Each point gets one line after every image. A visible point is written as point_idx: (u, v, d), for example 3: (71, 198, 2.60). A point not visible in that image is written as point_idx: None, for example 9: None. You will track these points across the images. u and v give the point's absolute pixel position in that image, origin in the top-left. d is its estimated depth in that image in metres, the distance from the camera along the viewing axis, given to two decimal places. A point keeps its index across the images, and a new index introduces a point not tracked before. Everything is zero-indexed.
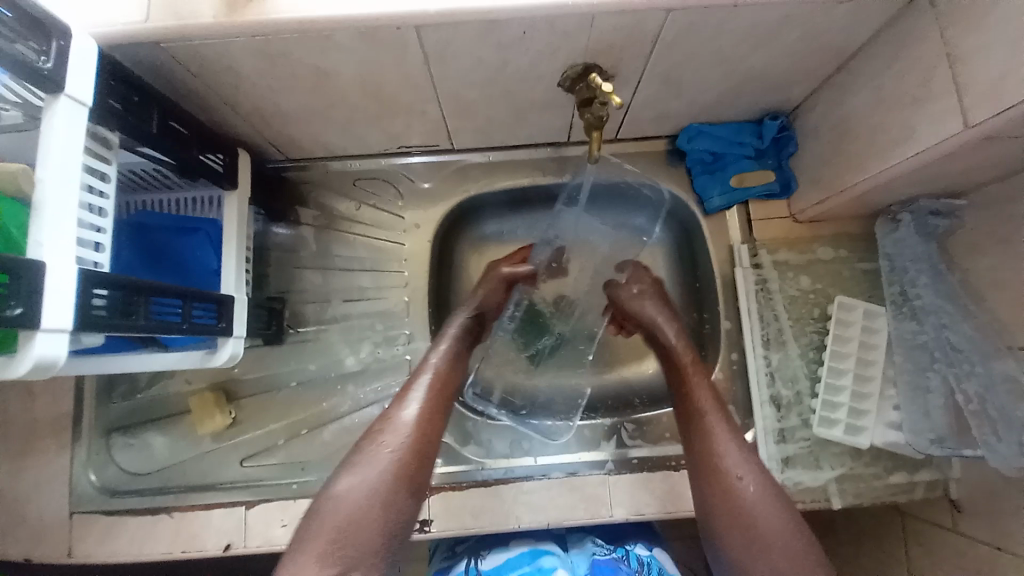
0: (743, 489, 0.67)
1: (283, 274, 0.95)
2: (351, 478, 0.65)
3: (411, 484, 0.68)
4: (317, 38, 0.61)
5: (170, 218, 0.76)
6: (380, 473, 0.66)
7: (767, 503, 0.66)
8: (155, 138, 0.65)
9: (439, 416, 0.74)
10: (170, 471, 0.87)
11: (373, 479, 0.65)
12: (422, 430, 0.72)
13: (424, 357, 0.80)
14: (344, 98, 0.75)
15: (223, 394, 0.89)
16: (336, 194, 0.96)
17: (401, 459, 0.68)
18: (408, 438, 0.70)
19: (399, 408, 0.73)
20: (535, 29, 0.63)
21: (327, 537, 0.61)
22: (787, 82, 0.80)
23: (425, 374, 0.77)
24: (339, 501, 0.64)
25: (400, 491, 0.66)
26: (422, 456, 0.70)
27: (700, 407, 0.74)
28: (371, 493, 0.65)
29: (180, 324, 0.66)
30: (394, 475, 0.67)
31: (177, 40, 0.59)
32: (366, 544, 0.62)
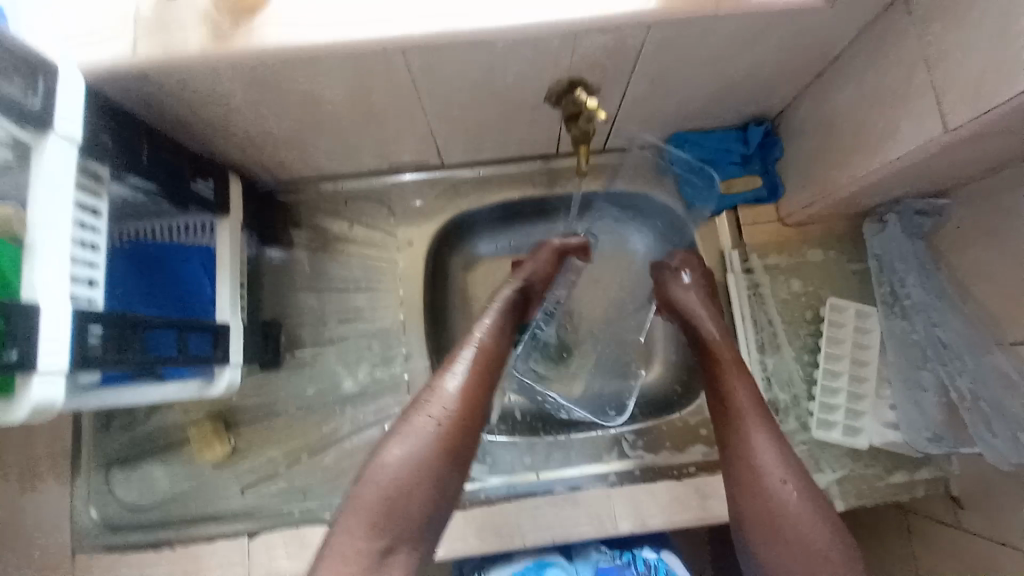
0: (781, 482, 0.66)
1: (279, 297, 0.95)
2: (400, 446, 0.64)
3: (456, 460, 0.66)
4: (307, 63, 0.62)
5: (165, 247, 0.75)
6: (422, 445, 0.64)
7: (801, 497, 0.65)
8: (146, 170, 0.65)
9: (483, 389, 0.71)
10: (169, 504, 0.86)
11: (411, 455, 0.63)
12: (462, 405, 0.68)
13: (468, 330, 0.77)
14: (335, 119, 0.76)
15: (222, 424, 0.88)
16: (330, 214, 0.97)
17: (446, 430, 0.66)
18: (451, 408, 0.68)
19: (444, 377, 0.71)
20: (520, 49, 0.65)
21: (372, 509, 0.60)
22: (769, 88, 0.81)
23: (471, 348, 0.74)
24: (385, 466, 0.63)
25: (448, 465, 0.65)
26: (468, 431, 0.68)
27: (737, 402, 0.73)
28: (415, 466, 0.63)
29: (174, 357, 0.66)
30: (436, 450, 0.64)
31: (166, 70, 0.60)
32: (408, 518, 0.61)
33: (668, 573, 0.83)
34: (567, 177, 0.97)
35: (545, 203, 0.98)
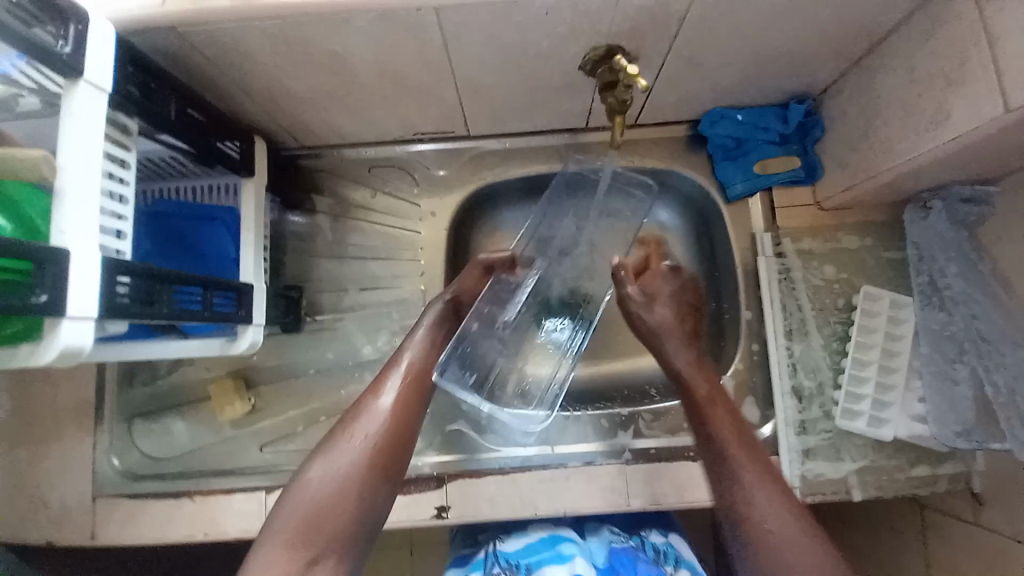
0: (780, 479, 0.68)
1: (300, 263, 0.94)
2: (324, 465, 0.64)
3: (388, 476, 0.67)
4: (334, 20, 0.61)
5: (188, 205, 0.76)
6: (353, 465, 0.64)
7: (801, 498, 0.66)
8: (172, 125, 0.65)
9: (406, 418, 0.71)
10: (192, 456, 0.89)
11: (347, 471, 0.64)
12: (389, 426, 0.69)
13: (394, 354, 0.77)
14: (362, 81, 0.74)
15: (244, 381, 0.90)
16: (352, 181, 0.95)
17: (369, 450, 0.66)
18: (384, 424, 0.69)
19: (374, 396, 0.71)
20: (558, 10, 0.62)
21: (293, 527, 0.59)
22: (814, 65, 0.77)
23: (396, 367, 0.74)
24: (309, 487, 0.62)
25: (378, 484, 0.65)
26: (393, 445, 0.68)
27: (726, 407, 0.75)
28: (344, 484, 0.63)
29: (201, 312, 0.66)
30: (363, 460, 0.65)
31: (195, 24, 0.59)
32: (338, 531, 0.60)
33: (678, 557, 0.83)
34: (595, 151, 0.94)
35: None
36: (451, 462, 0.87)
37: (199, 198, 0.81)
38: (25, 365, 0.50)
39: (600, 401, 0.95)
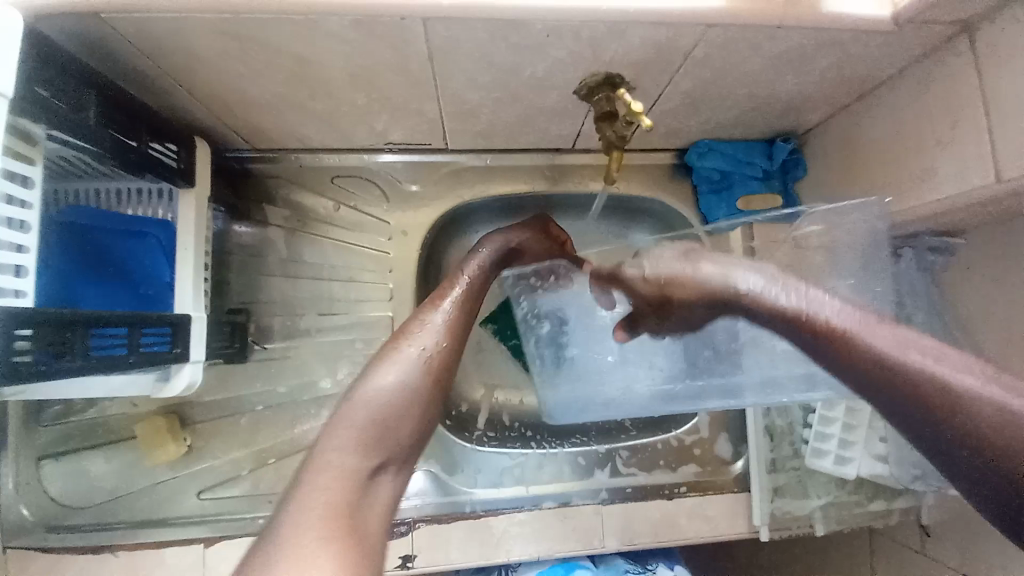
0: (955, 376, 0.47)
1: (246, 282, 0.83)
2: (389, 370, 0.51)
3: (448, 391, 0.54)
4: (302, 23, 0.52)
5: (112, 219, 0.63)
6: (418, 379, 0.51)
7: (996, 392, 0.46)
8: (92, 132, 0.54)
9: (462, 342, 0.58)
10: (113, 505, 0.77)
11: (413, 383, 0.50)
12: (450, 343, 0.56)
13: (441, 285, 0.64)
14: (331, 89, 0.65)
15: (177, 420, 0.78)
16: (311, 191, 0.85)
17: (433, 364, 0.53)
18: (444, 340, 0.55)
19: (427, 317, 0.57)
20: (558, 35, 0.56)
21: (362, 430, 0.46)
22: (804, 108, 0.76)
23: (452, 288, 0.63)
24: (376, 392, 0.49)
25: (439, 396, 0.52)
26: (450, 363, 0.55)
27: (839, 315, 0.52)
28: (414, 398, 0.50)
29: (125, 357, 0.55)
30: (432, 370, 0.52)
31: (121, 13, 0.48)
32: (403, 438, 0.47)
33: None
34: (579, 174, 0.89)
35: (551, 198, 0.91)
36: (426, 505, 0.80)
37: (127, 205, 0.68)
38: None
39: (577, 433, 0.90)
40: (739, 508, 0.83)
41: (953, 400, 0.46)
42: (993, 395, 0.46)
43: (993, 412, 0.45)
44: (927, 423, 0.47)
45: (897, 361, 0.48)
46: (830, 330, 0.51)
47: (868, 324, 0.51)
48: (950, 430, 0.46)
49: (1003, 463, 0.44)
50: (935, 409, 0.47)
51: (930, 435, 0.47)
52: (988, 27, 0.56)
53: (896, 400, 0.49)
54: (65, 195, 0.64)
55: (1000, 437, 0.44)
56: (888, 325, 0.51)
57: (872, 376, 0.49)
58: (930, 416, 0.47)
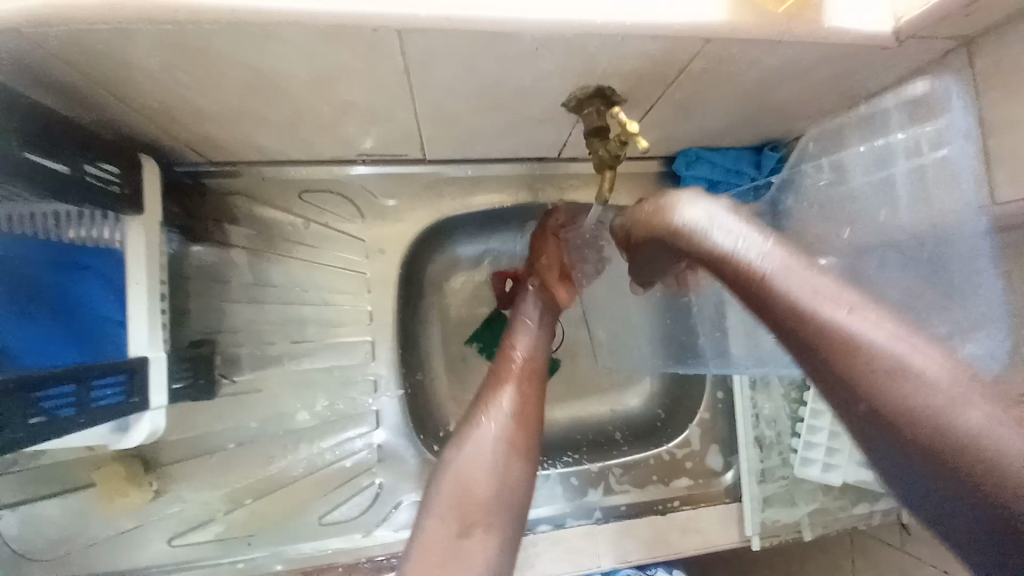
0: (863, 315, 0.38)
1: (209, 309, 0.75)
2: (465, 451, 0.61)
3: (524, 455, 0.61)
4: (261, 34, 0.46)
5: (49, 252, 0.55)
6: (500, 448, 0.61)
7: (905, 339, 0.36)
8: (9, 162, 0.46)
9: (537, 396, 0.66)
10: (73, 558, 0.71)
11: (497, 451, 0.60)
12: (523, 403, 0.65)
13: (503, 345, 0.71)
14: (297, 101, 0.59)
15: (140, 464, 0.72)
16: (278, 209, 0.78)
17: (512, 429, 0.62)
18: (511, 415, 0.63)
19: (497, 387, 0.66)
20: (549, 47, 0.52)
21: (447, 505, 0.56)
22: (794, 118, 0.75)
23: (515, 343, 0.71)
24: (457, 472, 0.59)
25: (514, 463, 0.60)
26: (527, 422, 0.64)
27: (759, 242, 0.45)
28: (495, 469, 0.59)
29: (71, 416, 0.49)
30: (503, 445, 0.61)
31: (44, 24, 0.41)
32: (485, 504, 0.57)
33: None
34: (566, 184, 0.85)
35: (536, 209, 0.87)
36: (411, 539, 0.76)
37: (66, 226, 0.57)
38: None
39: (569, 451, 0.89)
40: (732, 519, 0.83)
41: (851, 344, 0.37)
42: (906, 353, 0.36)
43: (888, 359, 0.36)
44: (822, 366, 0.38)
45: (796, 296, 0.41)
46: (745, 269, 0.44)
47: (781, 253, 0.44)
48: (843, 377, 0.37)
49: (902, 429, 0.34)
50: (827, 348, 0.38)
51: (826, 382, 0.38)
52: (986, 45, 0.55)
53: (790, 340, 0.41)
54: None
55: (894, 383, 0.35)
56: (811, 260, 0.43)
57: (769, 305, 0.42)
58: (821, 357, 0.38)
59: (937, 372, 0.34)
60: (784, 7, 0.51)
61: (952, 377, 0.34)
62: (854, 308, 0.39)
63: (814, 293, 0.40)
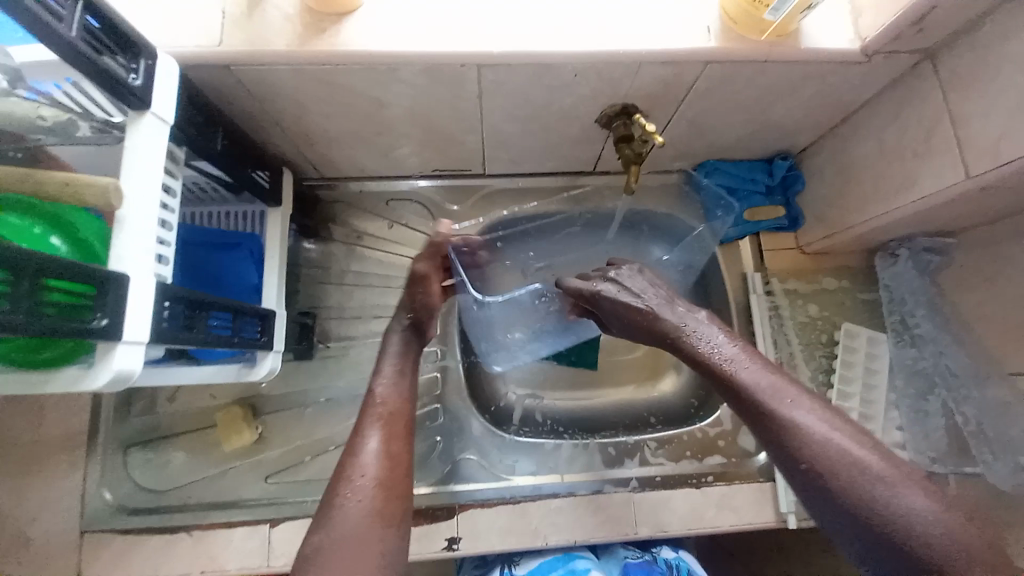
0: (819, 446, 0.54)
1: (311, 291, 0.95)
2: (331, 526, 0.57)
3: (393, 515, 0.60)
4: (383, 71, 0.67)
5: (215, 234, 0.77)
6: (369, 515, 0.59)
7: (851, 456, 0.53)
8: (213, 154, 0.67)
9: (405, 457, 0.66)
10: (188, 490, 0.85)
11: (366, 518, 0.59)
12: (389, 465, 0.64)
13: (364, 410, 0.70)
14: (394, 125, 0.80)
15: (251, 410, 0.87)
16: (368, 214, 0.98)
17: (378, 498, 0.61)
18: (377, 471, 0.63)
19: (355, 454, 0.65)
20: (584, 74, 0.70)
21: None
22: (797, 130, 0.88)
23: (374, 409, 0.70)
24: (327, 543, 0.56)
25: (385, 526, 0.59)
26: (395, 485, 0.63)
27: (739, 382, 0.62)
28: (369, 530, 0.58)
29: (230, 337, 0.67)
30: (371, 507, 0.60)
31: (247, 64, 0.64)
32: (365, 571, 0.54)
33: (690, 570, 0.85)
34: (602, 193, 1.01)
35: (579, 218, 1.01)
36: (446, 492, 0.86)
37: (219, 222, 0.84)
38: (65, 389, 0.49)
39: (604, 430, 0.98)
40: (766, 498, 0.86)
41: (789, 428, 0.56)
42: (819, 428, 0.55)
43: (822, 439, 0.54)
44: (791, 458, 0.55)
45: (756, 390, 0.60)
46: (722, 369, 0.63)
47: (742, 359, 0.64)
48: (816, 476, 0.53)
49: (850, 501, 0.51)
50: (792, 443, 0.56)
51: (794, 464, 0.55)
52: (944, 57, 0.68)
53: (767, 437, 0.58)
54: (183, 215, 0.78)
55: (834, 461, 0.53)
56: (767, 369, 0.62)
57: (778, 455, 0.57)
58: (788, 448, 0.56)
59: (878, 485, 0.51)
60: (768, 35, 0.66)
61: (878, 461, 0.52)
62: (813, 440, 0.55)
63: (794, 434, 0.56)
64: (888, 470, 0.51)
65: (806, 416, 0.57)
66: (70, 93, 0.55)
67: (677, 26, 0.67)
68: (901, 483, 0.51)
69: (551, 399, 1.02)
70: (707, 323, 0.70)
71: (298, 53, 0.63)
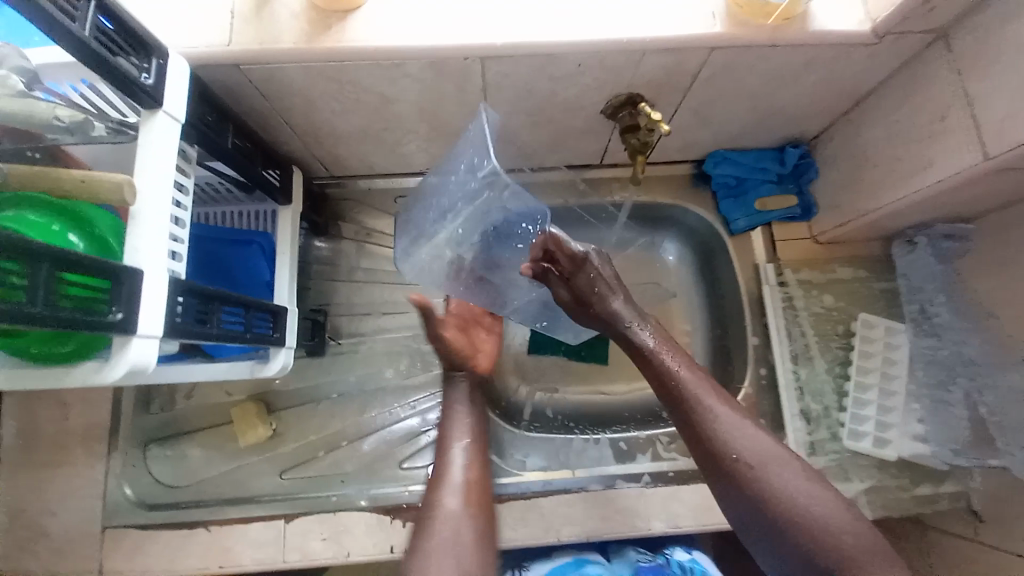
0: (757, 458, 0.65)
1: (322, 288, 0.96)
2: (440, 528, 0.67)
3: (486, 523, 0.70)
4: (388, 67, 0.67)
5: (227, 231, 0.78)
6: (469, 522, 0.69)
7: (779, 465, 0.64)
8: (226, 153, 0.68)
9: (484, 478, 0.76)
10: (204, 485, 0.87)
11: (468, 524, 0.68)
12: (474, 484, 0.74)
13: (446, 438, 0.80)
14: (400, 121, 0.80)
15: (264, 406, 0.89)
16: (377, 211, 0.99)
17: (472, 509, 0.71)
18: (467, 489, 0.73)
19: (447, 476, 0.74)
20: (587, 64, 0.70)
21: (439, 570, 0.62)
22: (807, 117, 0.86)
23: (455, 437, 0.80)
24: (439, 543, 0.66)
25: (483, 532, 0.69)
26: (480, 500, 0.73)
27: (691, 401, 0.71)
28: (471, 533, 0.68)
29: (242, 333, 0.67)
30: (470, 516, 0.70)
31: (255, 62, 0.65)
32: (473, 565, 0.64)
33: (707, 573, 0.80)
34: (610, 186, 1.01)
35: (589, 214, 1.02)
36: None
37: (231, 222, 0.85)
38: (84, 383, 0.50)
39: (616, 423, 0.98)
40: None
41: (731, 444, 0.66)
42: (757, 448, 0.65)
43: (756, 455, 0.65)
44: (729, 468, 0.66)
45: (707, 409, 0.70)
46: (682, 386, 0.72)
47: (699, 381, 0.73)
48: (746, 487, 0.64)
49: (775, 508, 0.61)
50: (732, 456, 0.66)
51: (731, 474, 0.65)
52: (957, 36, 0.66)
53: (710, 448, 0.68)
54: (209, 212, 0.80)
55: (766, 474, 0.63)
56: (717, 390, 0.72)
57: (717, 469, 0.67)
58: (728, 458, 0.66)
59: (798, 489, 0.62)
60: (773, 19, 0.65)
61: (799, 476, 0.63)
62: (750, 453, 0.65)
63: (735, 450, 0.66)
64: (805, 478, 0.63)
65: (746, 436, 0.66)
66: (87, 94, 0.58)
67: (681, 12, 0.66)
68: (817, 488, 0.62)
69: (562, 394, 1.01)
70: (673, 341, 0.79)
71: (302, 49, 0.64)
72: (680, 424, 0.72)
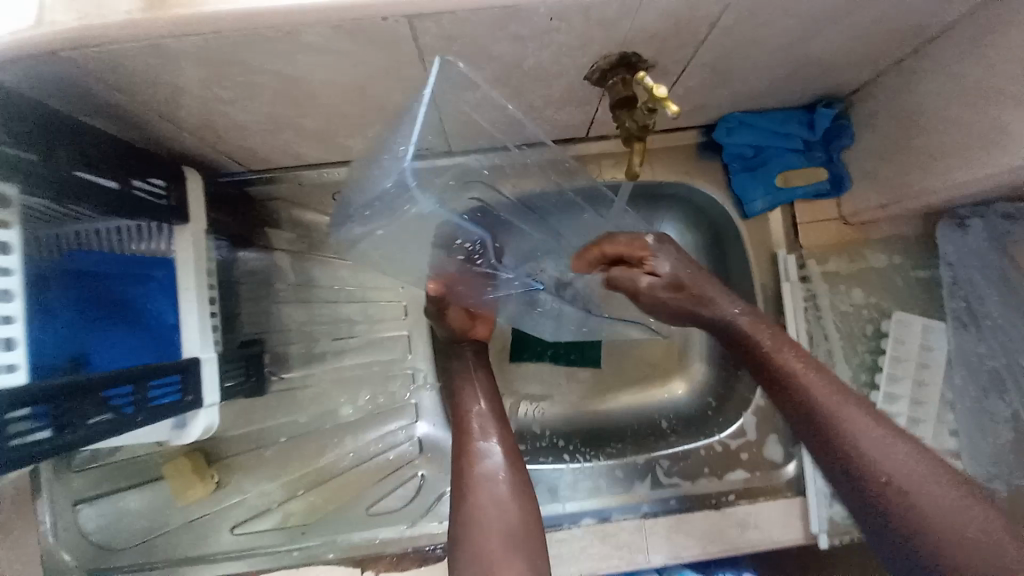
0: (897, 472, 0.55)
1: (258, 311, 0.79)
2: (484, 494, 0.65)
3: (527, 489, 0.67)
4: (279, 38, 0.47)
5: (118, 262, 0.60)
6: (509, 484, 0.66)
7: (929, 479, 0.54)
8: (62, 182, 0.49)
9: (510, 434, 0.72)
10: (153, 543, 0.75)
11: (509, 486, 0.66)
12: (506, 445, 0.70)
13: (462, 402, 0.74)
14: (318, 105, 0.60)
15: (203, 458, 0.76)
16: (313, 212, 0.81)
17: (509, 469, 0.68)
18: (499, 453, 0.69)
19: (474, 443, 0.70)
20: (564, 17, 0.49)
21: (496, 540, 0.61)
22: (850, 68, 0.67)
23: (472, 400, 0.74)
24: (489, 508, 0.64)
25: (526, 498, 0.66)
26: (515, 456, 0.70)
27: (830, 414, 0.60)
28: (513, 499, 0.65)
29: (135, 417, 0.53)
30: (512, 478, 0.67)
31: (81, 47, 0.44)
32: (525, 533, 0.63)
33: None
34: (597, 164, 0.82)
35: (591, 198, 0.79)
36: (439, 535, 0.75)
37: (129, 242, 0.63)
38: None
39: (612, 441, 0.87)
40: (792, 514, 0.77)
41: (855, 452, 0.57)
42: (902, 464, 0.55)
43: (902, 470, 0.55)
44: (853, 481, 0.57)
45: (838, 422, 0.59)
46: (808, 394, 0.62)
47: (820, 376, 0.63)
48: (867, 498, 0.56)
49: (895, 522, 0.54)
50: (879, 483, 0.55)
51: (847, 488, 0.58)
52: None
53: (846, 466, 0.58)
54: (71, 241, 0.57)
55: (904, 494, 0.54)
56: (846, 399, 0.61)
57: (853, 487, 0.57)
58: (870, 488, 0.56)
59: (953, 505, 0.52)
60: None
61: (924, 482, 0.54)
62: (890, 465, 0.55)
63: (898, 474, 0.55)
64: (916, 464, 0.55)
65: (888, 451, 0.56)
66: None
67: None
68: (942, 501, 0.53)
69: (550, 408, 0.91)
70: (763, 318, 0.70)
71: (139, 20, 0.43)
72: (796, 423, 0.64)
